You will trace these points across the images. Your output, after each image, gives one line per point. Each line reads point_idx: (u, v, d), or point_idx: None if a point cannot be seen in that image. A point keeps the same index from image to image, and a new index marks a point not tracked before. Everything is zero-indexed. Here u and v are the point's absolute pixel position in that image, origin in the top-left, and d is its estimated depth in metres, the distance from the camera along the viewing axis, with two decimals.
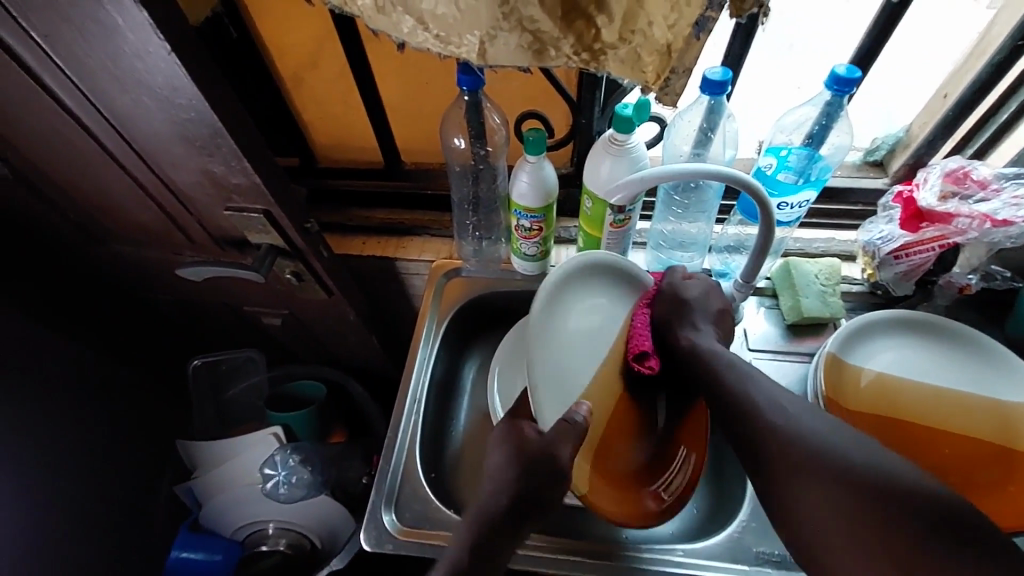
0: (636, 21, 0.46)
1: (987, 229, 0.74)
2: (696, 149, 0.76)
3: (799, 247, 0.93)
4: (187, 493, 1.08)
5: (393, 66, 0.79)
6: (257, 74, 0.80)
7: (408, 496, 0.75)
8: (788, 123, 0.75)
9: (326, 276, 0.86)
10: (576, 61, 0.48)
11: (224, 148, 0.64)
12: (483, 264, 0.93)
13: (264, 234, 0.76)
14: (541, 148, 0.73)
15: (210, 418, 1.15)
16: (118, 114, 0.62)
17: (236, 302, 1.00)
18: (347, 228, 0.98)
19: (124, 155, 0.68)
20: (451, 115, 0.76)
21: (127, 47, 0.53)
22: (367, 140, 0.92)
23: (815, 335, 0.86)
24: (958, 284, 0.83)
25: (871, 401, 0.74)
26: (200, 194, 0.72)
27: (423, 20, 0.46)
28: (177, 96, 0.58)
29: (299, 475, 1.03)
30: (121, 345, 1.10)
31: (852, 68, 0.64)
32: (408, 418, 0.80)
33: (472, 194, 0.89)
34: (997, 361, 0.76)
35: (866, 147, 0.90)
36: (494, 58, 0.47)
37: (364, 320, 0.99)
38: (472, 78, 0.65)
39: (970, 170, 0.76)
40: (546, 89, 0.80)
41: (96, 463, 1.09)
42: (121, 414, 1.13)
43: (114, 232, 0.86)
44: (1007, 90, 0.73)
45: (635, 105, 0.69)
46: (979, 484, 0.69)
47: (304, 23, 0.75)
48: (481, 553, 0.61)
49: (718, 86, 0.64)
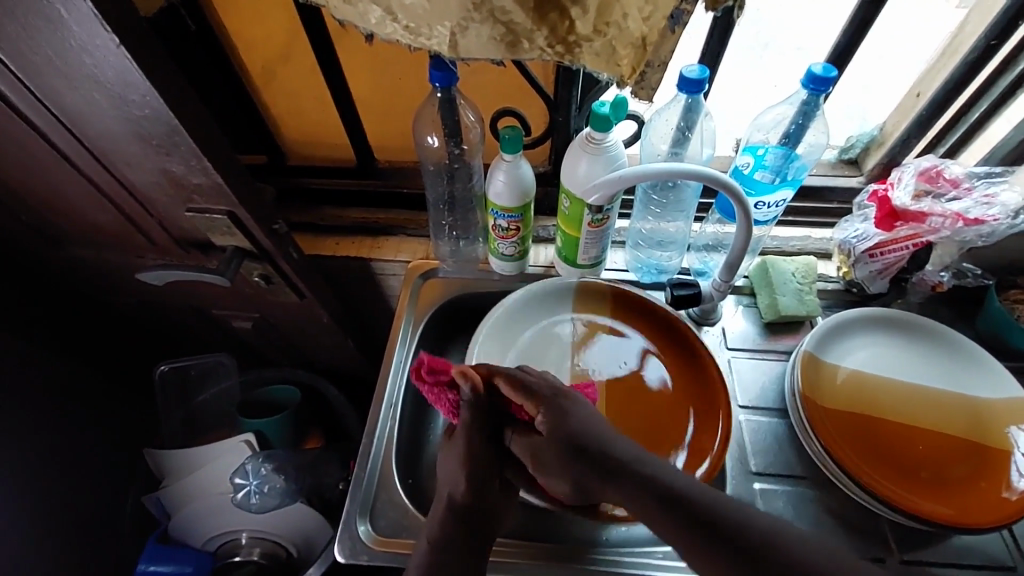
0: (610, 13, 0.44)
1: (959, 228, 0.75)
2: (674, 148, 0.75)
3: (776, 245, 0.93)
4: (155, 503, 1.04)
5: (363, 61, 0.76)
6: (217, 69, 0.76)
7: (384, 503, 0.73)
8: (765, 123, 0.74)
9: (296, 278, 0.83)
10: (549, 54, 0.47)
11: (183, 147, 0.61)
12: (460, 265, 0.92)
13: (230, 236, 0.73)
14: (517, 147, 0.71)
15: (180, 427, 1.11)
16: (68, 112, 0.58)
17: (203, 305, 0.96)
18: (318, 228, 0.95)
19: (77, 155, 0.64)
20: (424, 113, 0.73)
21: (74, 41, 0.50)
22: (338, 138, 0.90)
23: (793, 333, 0.86)
24: (931, 282, 0.83)
25: (847, 398, 0.75)
26: (160, 194, 0.69)
27: (392, 11, 0.45)
28: (130, 92, 0.55)
29: (271, 484, 1.01)
30: (83, 353, 1.05)
31: (828, 67, 0.63)
32: (383, 424, 0.78)
33: (448, 193, 0.87)
34: (967, 357, 0.77)
35: (841, 145, 0.90)
36: (465, 51, 0.46)
37: (338, 322, 0.97)
38: (444, 74, 0.63)
39: (942, 169, 0.77)
40: (521, 85, 0.78)
41: (60, 474, 1.04)
42: (84, 423, 1.08)
43: (70, 235, 0.82)
44: (976, 92, 0.74)
45: (612, 103, 0.67)
46: (954, 480, 0.69)
47: (267, 13, 0.71)
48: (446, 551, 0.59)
49: (695, 85, 0.63)
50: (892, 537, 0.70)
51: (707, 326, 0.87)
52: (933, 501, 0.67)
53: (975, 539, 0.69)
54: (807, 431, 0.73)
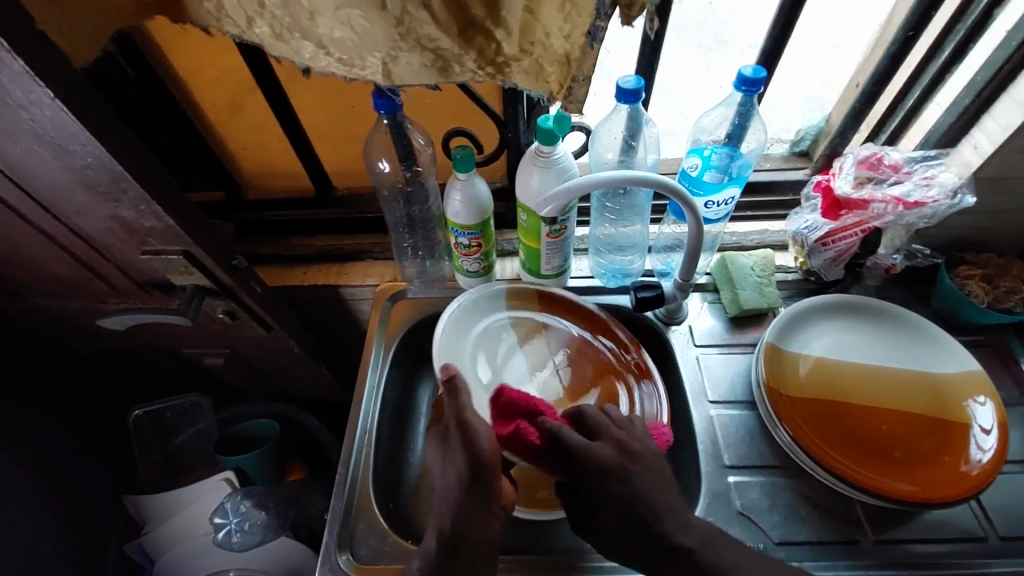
0: (533, 34, 0.46)
1: (901, 211, 0.77)
2: (623, 156, 0.77)
3: (735, 241, 0.95)
4: (137, 550, 1.03)
5: (310, 92, 0.77)
6: (166, 110, 0.77)
7: (363, 530, 0.73)
8: (708, 125, 0.77)
9: (261, 311, 0.83)
10: (481, 75, 0.48)
11: (131, 192, 0.61)
12: (427, 284, 0.92)
13: (188, 275, 0.73)
14: (469, 165, 0.73)
15: (159, 470, 1.10)
16: (11, 165, 0.58)
17: (173, 346, 0.96)
18: (284, 259, 0.95)
19: (25, 207, 0.64)
20: (375, 139, 0.75)
21: (8, 97, 0.51)
22: (294, 169, 0.90)
23: (757, 324, 0.87)
24: (885, 265, 0.86)
25: (812, 387, 0.76)
26: (114, 239, 0.69)
27: (323, 45, 0.46)
28: (71, 143, 0.55)
29: (252, 520, 0.99)
30: (56, 405, 1.04)
31: (757, 69, 0.65)
32: (359, 451, 0.78)
33: (406, 215, 0.88)
34: (921, 334, 0.79)
35: (790, 139, 0.93)
36: (400, 77, 0.48)
37: (310, 351, 0.97)
38: (387, 101, 0.64)
39: (882, 156, 0.80)
40: (469, 106, 0.80)
41: (39, 529, 1.01)
42: (59, 477, 1.06)
43: (31, 287, 0.81)
44: (908, 79, 0.77)
45: (556, 118, 0.69)
46: (919, 456, 0.70)
47: (210, 54, 0.72)
48: (458, 555, 0.56)
49: (632, 95, 0.65)
50: (865, 519, 0.70)
51: (673, 326, 0.88)
52: (900, 480, 0.69)
53: (947, 514, 0.71)
54: (776, 422, 0.74)
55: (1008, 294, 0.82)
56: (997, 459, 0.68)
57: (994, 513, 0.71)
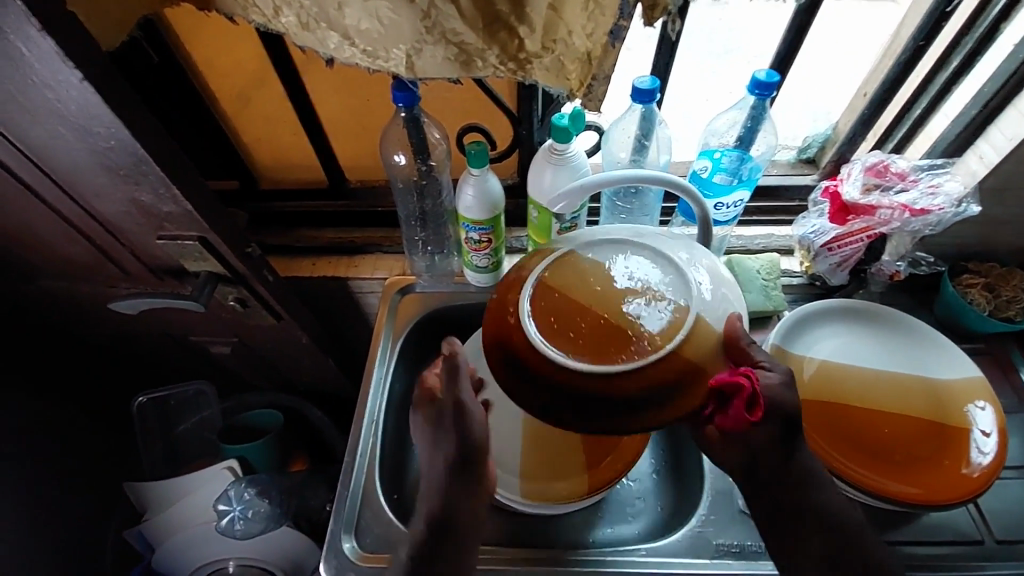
0: (556, 31, 0.47)
1: (907, 218, 0.78)
2: (634, 156, 0.78)
3: (741, 244, 0.96)
4: (137, 537, 1.03)
5: (328, 82, 0.78)
6: (185, 97, 0.78)
7: (367, 520, 0.73)
8: (718, 127, 0.78)
9: (273, 300, 0.83)
10: (503, 71, 0.49)
11: (151, 176, 0.61)
12: (436, 279, 0.93)
13: (202, 261, 0.74)
14: (483, 160, 0.73)
15: (160, 459, 1.10)
16: (35, 146, 0.59)
17: (181, 333, 0.96)
18: (294, 250, 0.96)
19: (45, 189, 0.65)
20: (391, 132, 0.76)
21: (37, 77, 0.51)
22: (307, 161, 0.91)
23: (762, 327, 0.88)
24: (889, 271, 0.87)
25: (815, 392, 0.77)
26: (130, 222, 0.69)
27: (349, 36, 0.47)
28: (95, 124, 0.56)
29: (256, 509, 1.00)
30: (60, 390, 1.04)
31: (771, 73, 0.67)
32: (366, 440, 0.78)
33: (418, 209, 0.89)
34: (923, 340, 0.81)
35: (798, 145, 0.94)
36: (423, 70, 0.49)
37: (318, 342, 0.97)
38: (406, 95, 0.65)
39: (889, 164, 0.80)
40: (484, 102, 0.81)
41: (37, 511, 1.01)
42: (61, 462, 1.06)
43: (43, 269, 0.82)
44: (916, 90, 0.79)
45: (571, 115, 0.70)
46: (921, 461, 0.71)
47: (230, 44, 0.73)
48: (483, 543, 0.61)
49: (647, 94, 0.66)
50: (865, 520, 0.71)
51: None
52: (901, 482, 0.70)
53: (946, 516, 0.72)
54: None
55: (1009, 304, 0.83)
56: (996, 463, 0.69)
57: (992, 517, 0.72)
